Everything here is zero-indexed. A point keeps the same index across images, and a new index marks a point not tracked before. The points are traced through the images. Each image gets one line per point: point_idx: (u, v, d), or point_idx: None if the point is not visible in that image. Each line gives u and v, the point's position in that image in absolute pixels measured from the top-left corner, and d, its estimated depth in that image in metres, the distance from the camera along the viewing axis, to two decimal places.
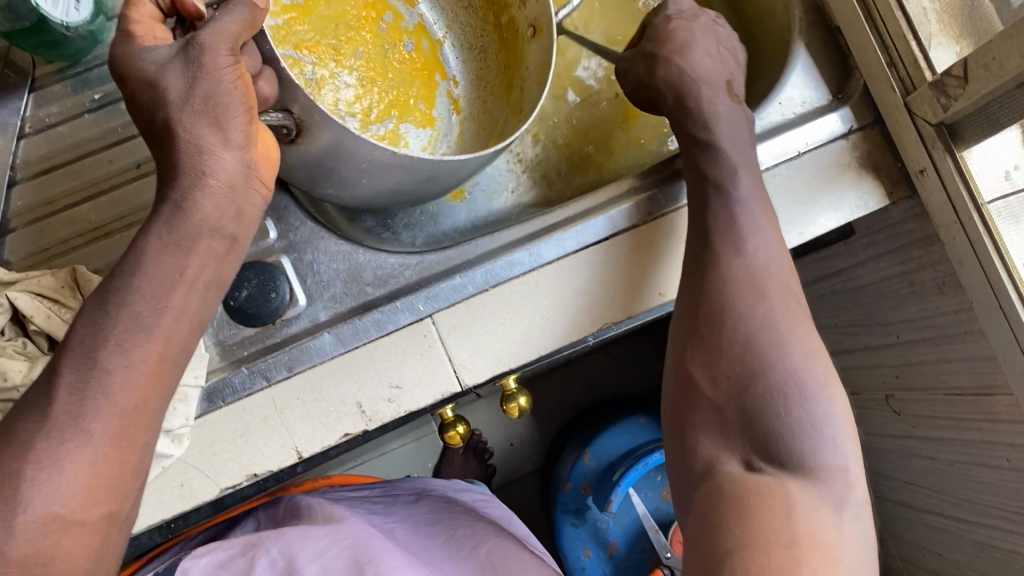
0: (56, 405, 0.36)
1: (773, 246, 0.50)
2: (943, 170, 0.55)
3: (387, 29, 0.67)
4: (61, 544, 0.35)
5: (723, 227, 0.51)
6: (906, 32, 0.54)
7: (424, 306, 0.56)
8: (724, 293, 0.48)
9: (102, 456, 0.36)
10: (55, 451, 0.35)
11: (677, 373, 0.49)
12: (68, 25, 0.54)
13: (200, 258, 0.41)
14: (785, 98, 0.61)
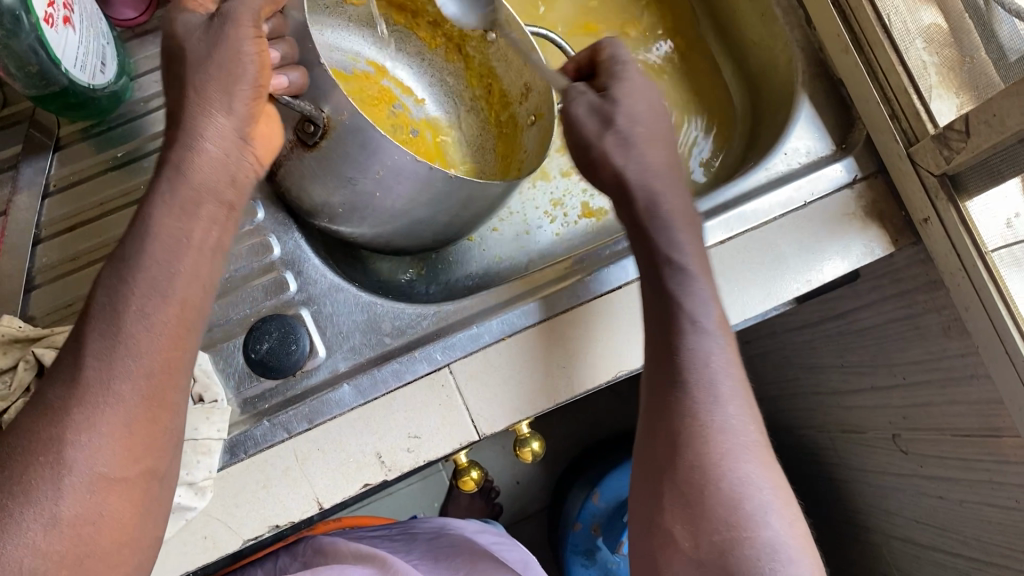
0: (85, 370, 0.40)
1: (739, 390, 0.50)
2: (946, 219, 0.56)
3: (397, 116, 0.71)
4: (107, 501, 0.39)
5: (694, 368, 0.50)
6: (908, 86, 0.56)
7: (441, 356, 0.57)
8: (702, 444, 0.47)
9: (133, 414, 0.40)
10: (90, 415, 0.39)
11: (649, 520, 0.47)
12: (94, 87, 0.56)
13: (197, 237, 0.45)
14: (790, 148, 0.63)
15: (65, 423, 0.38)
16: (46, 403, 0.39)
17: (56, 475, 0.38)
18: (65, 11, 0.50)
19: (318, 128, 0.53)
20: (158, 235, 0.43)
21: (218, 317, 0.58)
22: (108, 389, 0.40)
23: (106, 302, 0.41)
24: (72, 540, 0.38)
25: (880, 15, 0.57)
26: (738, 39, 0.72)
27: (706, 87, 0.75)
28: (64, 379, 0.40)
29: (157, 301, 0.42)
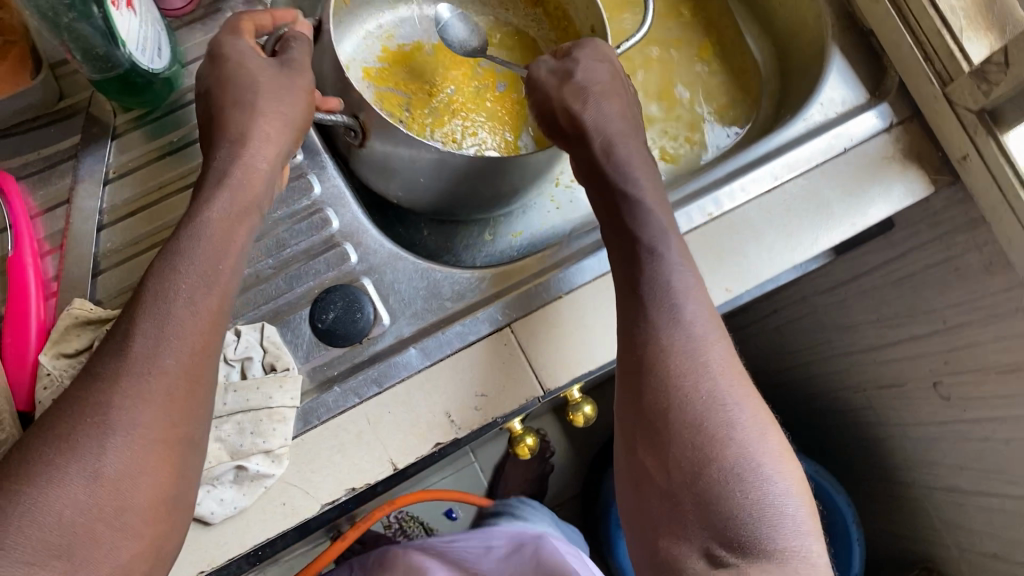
0: (134, 343, 0.42)
1: (704, 309, 0.52)
2: (986, 154, 0.58)
3: (483, 73, 0.72)
4: (145, 462, 0.41)
5: (656, 296, 0.52)
6: (940, 26, 0.58)
7: (502, 316, 0.59)
8: (666, 367, 0.49)
9: (169, 384, 0.43)
10: (138, 381, 0.41)
11: (630, 451, 0.50)
12: (153, 72, 0.57)
13: (236, 243, 0.49)
14: (826, 99, 0.64)
15: (115, 386, 0.41)
16: (95, 374, 0.42)
17: (101, 433, 0.40)
18: None
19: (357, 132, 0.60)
20: (204, 241, 0.47)
21: (283, 290, 0.59)
22: (152, 360, 0.42)
23: (152, 294, 0.44)
24: (108, 496, 0.39)
25: None
26: (764, 3, 0.74)
27: (734, 54, 0.76)
28: (113, 353, 0.42)
29: (201, 293, 0.46)
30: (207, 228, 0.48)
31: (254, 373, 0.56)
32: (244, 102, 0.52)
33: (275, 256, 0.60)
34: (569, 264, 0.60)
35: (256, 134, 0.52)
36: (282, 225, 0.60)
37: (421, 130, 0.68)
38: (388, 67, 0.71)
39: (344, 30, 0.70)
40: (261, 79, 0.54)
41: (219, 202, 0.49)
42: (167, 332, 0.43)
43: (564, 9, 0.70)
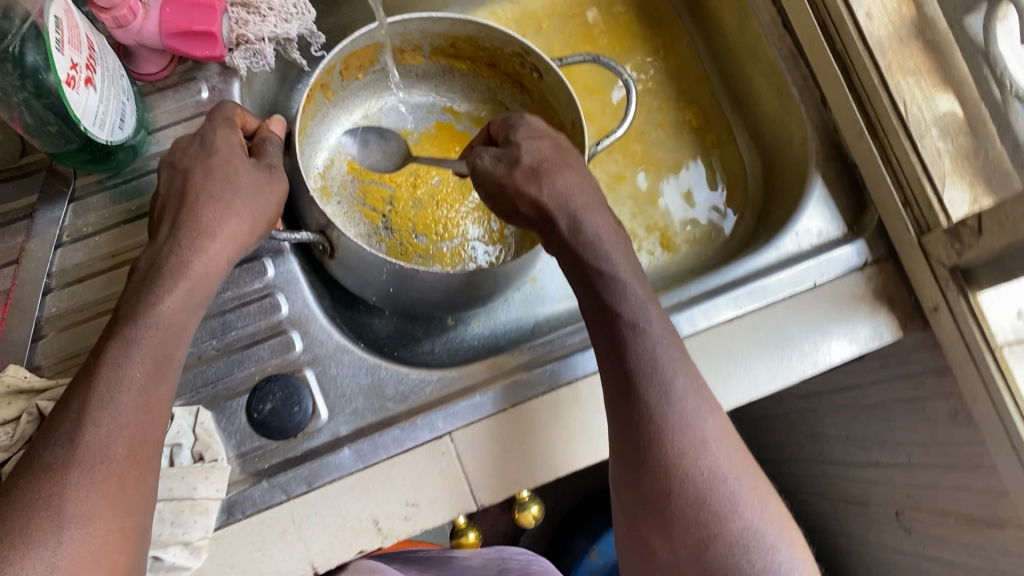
0: (86, 433, 0.42)
1: (694, 379, 0.52)
2: (957, 311, 0.56)
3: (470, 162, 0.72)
4: (100, 555, 0.41)
5: (645, 371, 0.50)
6: (921, 175, 0.56)
7: (443, 424, 0.57)
8: (667, 450, 0.49)
9: (122, 471, 0.43)
10: (89, 473, 0.41)
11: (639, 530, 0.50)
12: (113, 144, 0.56)
13: (185, 335, 0.49)
14: (802, 228, 0.63)
15: (61, 479, 0.41)
16: (42, 464, 0.41)
17: (55, 527, 0.40)
18: (86, 72, 0.51)
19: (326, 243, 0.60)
20: (160, 329, 0.47)
21: (223, 373, 0.58)
22: (106, 450, 0.42)
23: (104, 380, 0.44)
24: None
25: (896, 103, 0.58)
26: (752, 111, 0.73)
27: (722, 157, 0.75)
28: (58, 442, 0.42)
29: (151, 383, 0.46)
30: (165, 316, 0.47)
31: (182, 461, 0.54)
32: (218, 198, 0.52)
33: (220, 337, 0.58)
34: (520, 374, 0.59)
35: (224, 232, 0.51)
36: (230, 306, 0.59)
37: (405, 227, 0.69)
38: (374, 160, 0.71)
39: (329, 123, 0.71)
40: (243, 180, 0.53)
41: (176, 292, 0.49)
42: (121, 421, 0.43)
43: (548, 99, 0.69)
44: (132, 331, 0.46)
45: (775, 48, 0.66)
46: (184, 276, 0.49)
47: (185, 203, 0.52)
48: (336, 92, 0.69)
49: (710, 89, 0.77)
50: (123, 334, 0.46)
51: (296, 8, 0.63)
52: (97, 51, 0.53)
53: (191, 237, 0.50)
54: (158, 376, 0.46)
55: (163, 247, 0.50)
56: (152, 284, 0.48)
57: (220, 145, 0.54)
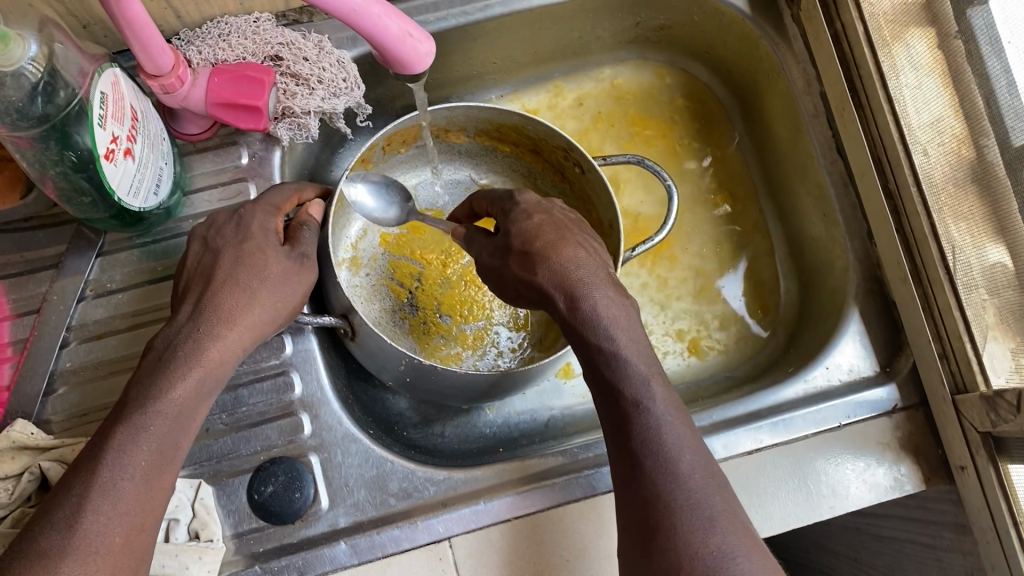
0: (85, 521, 0.39)
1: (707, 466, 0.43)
2: (985, 477, 0.54)
3: None
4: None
5: (653, 450, 0.43)
6: (963, 332, 0.55)
7: (442, 528, 0.56)
8: (672, 532, 0.41)
9: (117, 562, 0.40)
10: (85, 562, 0.39)
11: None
12: (146, 209, 0.56)
13: (192, 425, 0.47)
14: (833, 362, 0.61)
15: (55, 567, 0.38)
16: (37, 550, 0.38)
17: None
18: (127, 143, 0.50)
19: (349, 329, 0.58)
20: (168, 418, 0.45)
21: (229, 450, 0.57)
22: (104, 538, 0.40)
23: (108, 467, 0.41)
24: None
25: (945, 254, 0.56)
26: (797, 228, 0.72)
27: (759, 269, 0.74)
28: (57, 528, 0.39)
29: (156, 472, 0.43)
30: (175, 405, 0.45)
31: (177, 538, 0.53)
32: (244, 284, 0.50)
33: (229, 412, 0.58)
34: (529, 485, 0.58)
35: (245, 322, 0.50)
36: (244, 380, 0.59)
37: (430, 306, 0.68)
38: (407, 235, 0.70)
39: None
40: (273, 269, 0.52)
41: (189, 379, 0.46)
42: (121, 509, 0.41)
43: (588, 193, 0.67)
44: (142, 417, 0.44)
45: (827, 172, 0.65)
46: (197, 363, 0.47)
47: (211, 287, 0.50)
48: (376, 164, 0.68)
49: (755, 199, 0.76)
50: (133, 420, 0.43)
51: (346, 84, 0.62)
52: (141, 118, 0.53)
53: (210, 323, 0.49)
54: (164, 466, 0.44)
55: (182, 330, 0.48)
56: (166, 369, 0.46)
57: (256, 231, 0.53)
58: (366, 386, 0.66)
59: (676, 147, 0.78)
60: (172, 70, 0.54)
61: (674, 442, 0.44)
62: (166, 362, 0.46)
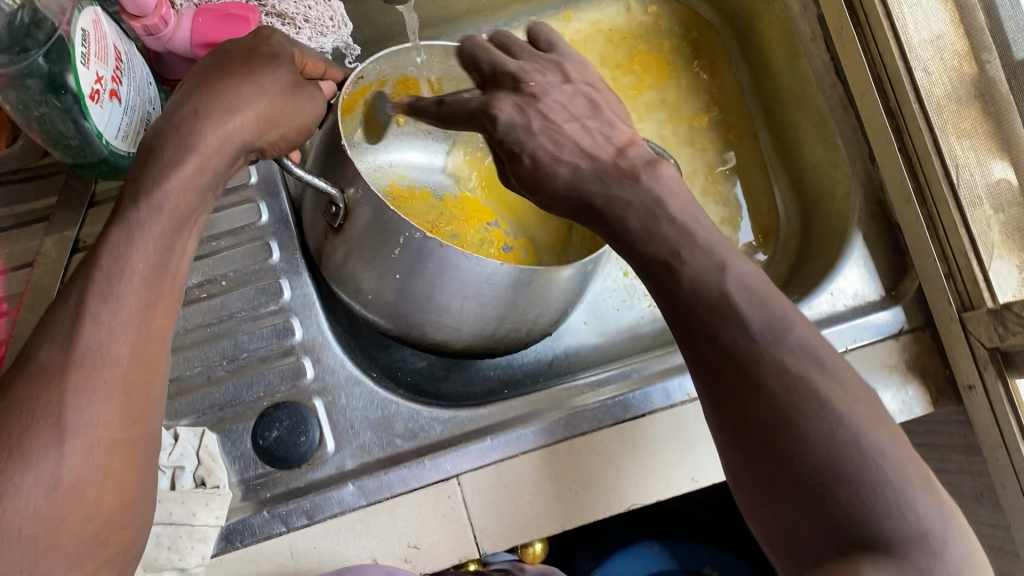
0: (84, 332, 0.37)
1: (776, 314, 0.36)
2: (993, 393, 0.54)
3: (490, 233, 0.70)
4: (107, 466, 0.36)
5: (716, 306, 0.36)
6: (968, 248, 0.54)
7: (450, 466, 0.55)
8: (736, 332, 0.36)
9: (126, 377, 0.38)
10: (92, 376, 0.36)
11: (772, 526, 0.33)
12: (135, 155, 0.54)
13: (186, 227, 0.44)
14: (837, 288, 0.60)
15: (62, 381, 0.36)
16: (37, 363, 0.36)
17: (57, 436, 0.35)
18: (112, 84, 0.49)
19: (340, 210, 0.55)
20: (166, 214, 0.41)
21: (231, 397, 0.57)
22: (106, 348, 0.37)
23: (105, 265, 0.39)
24: (75, 507, 0.35)
25: (948, 170, 0.55)
26: (797, 157, 0.71)
27: (757, 203, 0.74)
28: (57, 339, 0.36)
29: (157, 280, 0.40)
30: (171, 199, 0.42)
31: (182, 484, 0.53)
32: (254, 77, 0.47)
33: (230, 359, 0.58)
34: (534, 421, 0.57)
35: (248, 111, 0.46)
36: (244, 327, 0.59)
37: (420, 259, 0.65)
38: (396, 200, 0.70)
39: (362, 155, 0.71)
40: (284, 78, 0.49)
41: (186, 169, 0.43)
42: (122, 316, 0.38)
43: None
44: (135, 215, 0.40)
45: (827, 96, 0.64)
46: (192, 149, 0.43)
47: (215, 74, 0.46)
48: (375, 128, 0.70)
49: (754, 135, 0.75)
50: (128, 218, 0.40)
51: (334, 23, 0.62)
52: (125, 60, 0.51)
53: (207, 106, 0.45)
54: (162, 272, 0.41)
55: (177, 114, 0.44)
56: (161, 158, 0.42)
57: (274, 44, 0.50)
58: (365, 338, 0.65)
59: (672, 84, 0.77)
60: (154, 9, 0.53)
61: (735, 290, 0.37)
62: (155, 149, 0.43)
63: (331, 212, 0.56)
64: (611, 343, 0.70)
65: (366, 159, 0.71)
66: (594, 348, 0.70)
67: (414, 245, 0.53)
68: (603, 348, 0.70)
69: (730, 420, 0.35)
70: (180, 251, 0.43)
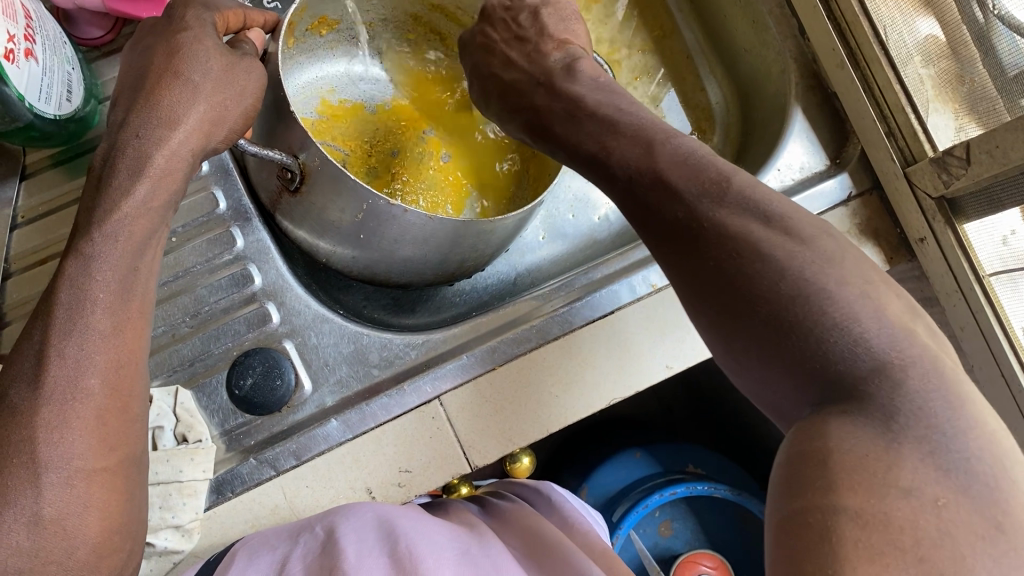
0: (51, 367, 0.37)
1: (707, 180, 0.39)
2: (943, 242, 0.55)
3: (426, 142, 0.69)
4: (90, 495, 0.37)
5: (664, 192, 0.39)
6: (904, 103, 0.55)
7: (431, 388, 0.56)
8: (715, 233, 0.37)
9: (101, 408, 0.38)
10: (63, 410, 0.36)
11: (762, 385, 0.37)
12: (60, 118, 0.53)
13: (150, 255, 0.43)
14: (784, 164, 0.62)
15: (31, 420, 0.36)
16: (7, 405, 0.36)
17: (33, 476, 0.36)
18: (26, 43, 0.47)
19: (296, 174, 0.53)
20: (124, 241, 0.41)
21: (198, 352, 0.56)
22: (77, 382, 0.37)
23: (65, 306, 0.38)
24: (54, 539, 0.36)
25: (878, 32, 0.56)
26: (728, 43, 0.71)
27: (692, 94, 0.75)
28: (26, 380, 0.37)
29: (120, 305, 0.39)
30: (124, 226, 0.41)
31: (164, 444, 0.52)
32: (185, 77, 0.44)
33: (193, 314, 0.57)
34: (505, 334, 0.58)
35: (189, 121, 0.44)
36: (202, 281, 0.58)
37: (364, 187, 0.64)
38: (326, 121, 0.67)
39: (287, 77, 0.66)
40: (216, 64, 0.46)
41: (138, 192, 0.41)
42: (89, 350, 0.38)
43: None
44: (91, 248, 0.39)
45: None
46: (143, 176, 0.42)
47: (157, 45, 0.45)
48: (297, 44, 0.65)
49: (677, 27, 0.75)
50: (81, 251, 0.39)
51: None
52: (35, 18, 0.49)
53: (148, 125, 0.43)
54: (127, 295, 0.40)
55: (119, 137, 0.43)
56: (110, 184, 0.41)
57: (190, 22, 0.47)
58: (333, 291, 0.63)
59: None
60: None
61: (670, 167, 0.40)
62: (104, 177, 0.42)
63: (286, 175, 0.54)
64: (572, 253, 0.71)
65: (291, 79, 0.67)
66: (556, 260, 0.70)
67: (375, 210, 0.52)
68: (564, 260, 0.70)
69: (708, 301, 0.38)
70: (147, 272, 0.42)
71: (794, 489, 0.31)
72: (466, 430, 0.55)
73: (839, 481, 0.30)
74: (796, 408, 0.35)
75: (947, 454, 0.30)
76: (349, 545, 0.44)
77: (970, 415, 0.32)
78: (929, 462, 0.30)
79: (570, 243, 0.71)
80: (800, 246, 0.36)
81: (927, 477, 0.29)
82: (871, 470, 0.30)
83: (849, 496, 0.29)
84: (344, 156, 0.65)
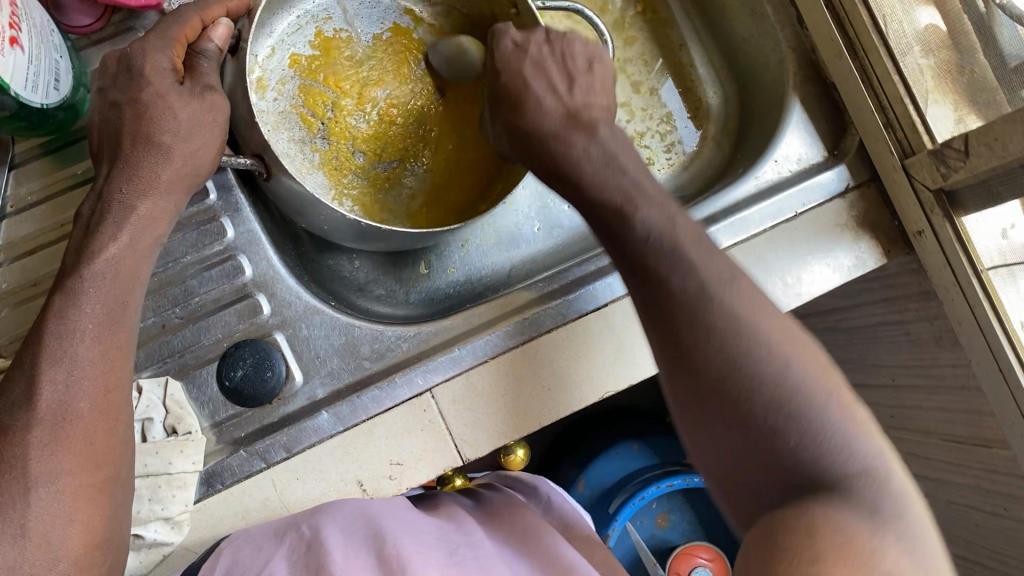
0: (44, 389, 0.39)
1: (718, 272, 0.42)
2: (941, 234, 0.54)
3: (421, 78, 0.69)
4: (76, 508, 0.38)
5: (673, 261, 0.43)
6: (903, 94, 0.54)
7: (423, 381, 0.55)
8: (722, 314, 0.41)
9: (91, 427, 0.40)
10: (54, 431, 0.39)
11: (727, 459, 0.39)
12: (48, 107, 0.53)
13: (134, 291, 0.46)
14: (781, 155, 0.61)
15: (22, 438, 0.38)
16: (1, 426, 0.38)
17: (24, 488, 0.37)
18: (11, 31, 0.47)
19: (262, 173, 0.55)
20: (112, 279, 0.44)
21: (188, 342, 0.56)
22: (68, 405, 0.40)
23: (53, 334, 0.41)
24: (43, 551, 0.37)
25: (876, 21, 0.55)
26: (725, 30, 0.71)
27: (690, 82, 0.74)
28: (19, 401, 0.39)
29: (107, 332, 0.43)
30: (111, 267, 0.45)
31: (153, 436, 0.53)
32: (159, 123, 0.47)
33: (182, 305, 0.56)
34: (497, 327, 0.57)
35: None
36: (191, 272, 0.57)
37: (343, 142, 0.66)
38: (320, 58, 0.66)
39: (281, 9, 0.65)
40: (182, 117, 0.49)
41: (122, 238, 0.46)
42: (79, 373, 0.41)
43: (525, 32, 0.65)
44: (76, 285, 0.43)
45: None
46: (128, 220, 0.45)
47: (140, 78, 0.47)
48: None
49: (673, 14, 0.74)
50: (67, 290, 0.43)
51: None
52: (21, 7, 0.49)
53: None
54: (113, 325, 0.43)
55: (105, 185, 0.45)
56: (94, 234, 0.46)
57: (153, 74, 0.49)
58: (323, 267, 0.64)
59: None
60: None
61: (685, 241, 0.44)
62: (92, 233, 0.46)
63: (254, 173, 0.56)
64: (565, 240, 0.70)
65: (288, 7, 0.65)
66: (545, 245, 0.70)
67: None
68: (559, 248, 0.70)
69: (694, 368, 0.40)
70: (133, 310, 0.46)
71: (771, 551, 0.32)
72: (457, 420, 0.55)
73: (826, 552, 0.32)
74: (763, 490, 0.37)
75: (914, 547, 0.33)
76: (336, 545, 0.44)
77: (910, 513, 0.35)
78: (904, 553, 0.33)
79: (564, 231, 0.70)
80: (788, 348, 0.40)
81: (902, 564, 0.32)
82: (854, 546, 0.32)
83: (835, 566, 0.31)
84: (328, 106, 0.66)
